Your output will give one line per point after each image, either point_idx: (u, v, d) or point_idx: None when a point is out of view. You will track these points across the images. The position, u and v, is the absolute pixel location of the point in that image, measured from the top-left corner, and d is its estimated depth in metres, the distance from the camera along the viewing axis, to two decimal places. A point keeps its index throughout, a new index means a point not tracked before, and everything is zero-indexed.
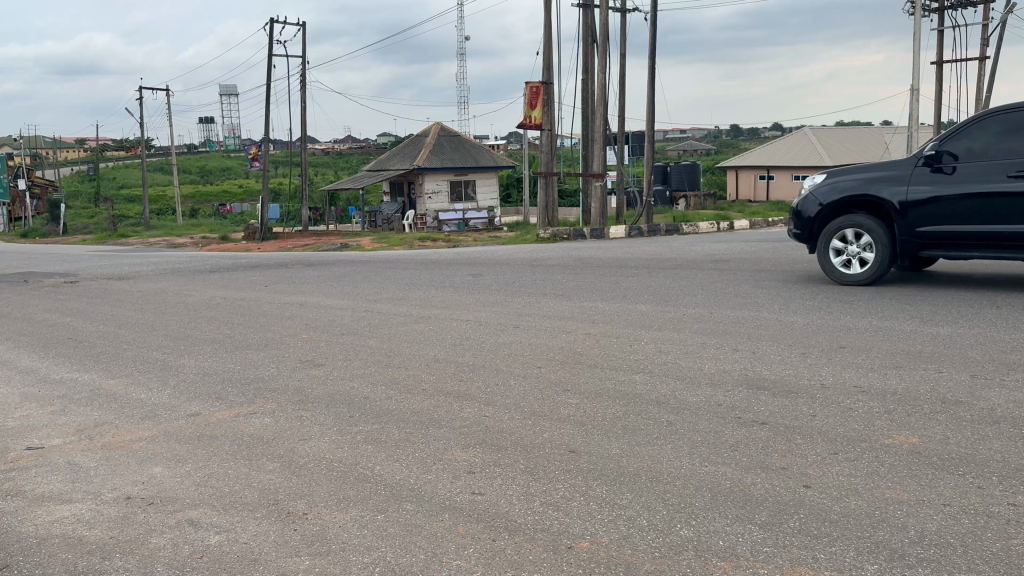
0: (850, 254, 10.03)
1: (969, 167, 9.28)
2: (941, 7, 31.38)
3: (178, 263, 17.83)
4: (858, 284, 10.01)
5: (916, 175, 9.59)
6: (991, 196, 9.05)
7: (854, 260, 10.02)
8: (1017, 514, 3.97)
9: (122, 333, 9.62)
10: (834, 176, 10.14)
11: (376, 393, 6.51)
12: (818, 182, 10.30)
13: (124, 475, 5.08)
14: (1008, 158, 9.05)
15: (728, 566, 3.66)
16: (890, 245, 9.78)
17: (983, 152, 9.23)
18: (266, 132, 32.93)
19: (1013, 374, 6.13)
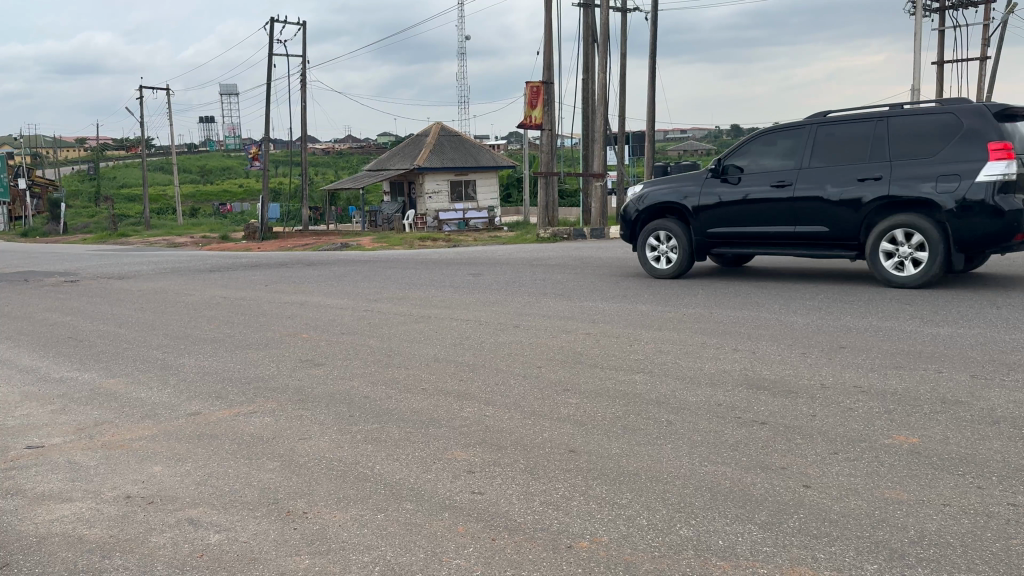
0: (661, 253, 11.58)
1: (748, 177, 10.83)
2: (941, 7, 31.36)
3: (178, 262, 17.84)
4: (670, 277, 11.53)
5: (708, 184, 11.17)
6: (760, 203, 10.62)
7: (664, 258, 11.57)
8: (1017, 514, 3.97)
9: (122, 332, 9.62)
10: (649, 187, 11.69)
11: (376, 392, 6.51)
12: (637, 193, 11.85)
13: (124, 474, 5.08)
14: (774, 170, 10.64)
15: (727, 565, 3.66)
16: (690, 242, 11.33)
17: (765, 166, 10.77)
18: (266, 131, 32.92)
19: (1012, 374, 6.13)
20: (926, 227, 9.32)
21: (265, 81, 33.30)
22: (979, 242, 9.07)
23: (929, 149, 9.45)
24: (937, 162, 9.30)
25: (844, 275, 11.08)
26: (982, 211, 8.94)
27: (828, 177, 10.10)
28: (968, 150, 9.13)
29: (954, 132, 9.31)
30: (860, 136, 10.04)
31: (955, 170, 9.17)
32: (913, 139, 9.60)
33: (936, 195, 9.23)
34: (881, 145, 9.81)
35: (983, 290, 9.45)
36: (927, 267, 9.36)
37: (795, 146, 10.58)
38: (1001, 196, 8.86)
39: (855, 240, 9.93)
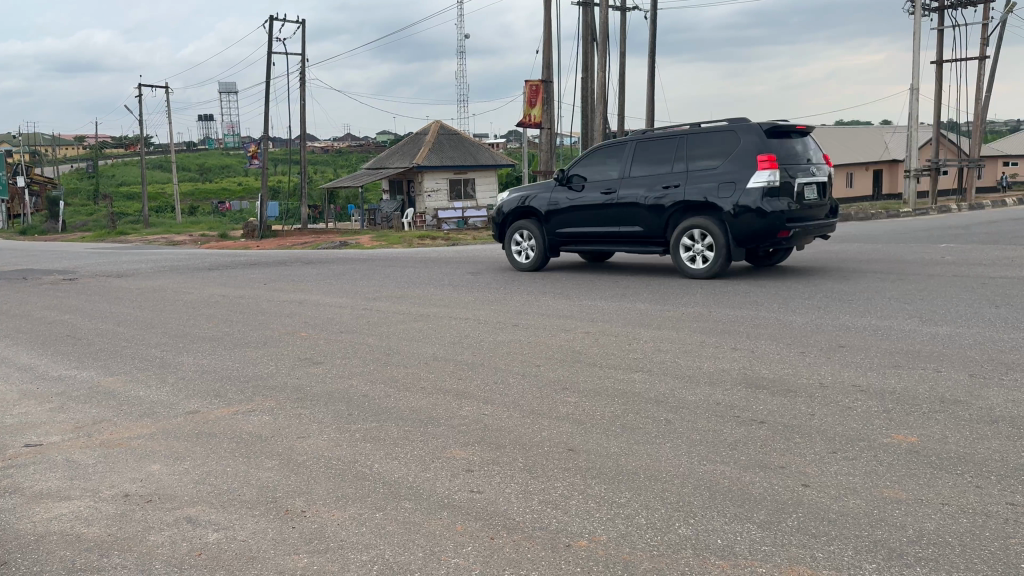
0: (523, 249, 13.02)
1: (587, 184, 12.23)
2: (941, 7, 31.30)
3: (178, 260, 17.88)
4: (532, 270, 12.95)
5: (556, 190, 12.56)
6: (593, 207, 12.05)
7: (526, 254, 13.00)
8: (1016, 513, 3.98)
9: (122, 330, 9.63)
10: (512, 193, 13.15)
11: (375, 391, 6.50)
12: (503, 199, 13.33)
13: (122, 472, 5.08)
14: (603, 178, 12.05)
15: (726, 564, 3.66)
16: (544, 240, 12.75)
17: (600, 173, 12.16)
18: (266, 130, 32.91)
19: (1011, 374, 6.12)
20: (713, 228, 10.86)
21: (265, 79, 33.26)
22: (753, 238, 10.61)
23: (718, 159, 10.96)
24: (719, 173, 10.83)
25: (843, 274, 11.08)
26: (754, 213, 10.47)
27: (643, 184, 11.57)
28: (744, 161, 10.68)
29: (735, 145, 10.84)
30: (666, 148, 11.52)
31: (735, 177, 10.70)
32: (705, 151, 11.11)
33: (717, 199, 10.78)
34: (681, 157, 11.31)
35: (982, 289, 9.45)
36: (714, 261, 10.91)
37: (619, 155, 12.01)
38: (766, 200, 10.43)
39: (663, 238, 11.43)
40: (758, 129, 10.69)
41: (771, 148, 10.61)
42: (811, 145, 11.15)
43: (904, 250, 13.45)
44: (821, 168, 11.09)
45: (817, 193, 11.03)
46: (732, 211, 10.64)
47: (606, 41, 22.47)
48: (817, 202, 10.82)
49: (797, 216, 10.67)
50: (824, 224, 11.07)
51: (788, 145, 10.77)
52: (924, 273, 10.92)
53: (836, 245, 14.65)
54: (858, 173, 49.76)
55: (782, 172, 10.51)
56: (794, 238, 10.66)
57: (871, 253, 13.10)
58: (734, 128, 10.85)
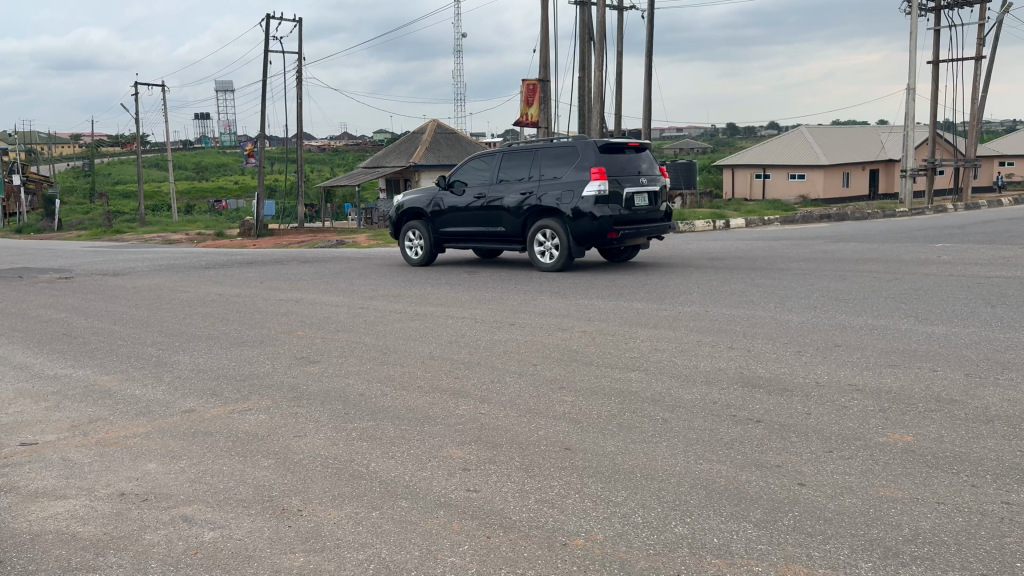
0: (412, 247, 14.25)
1: (464, 189, 13.55)
2: (937, 6, 31.33)
3: (174, 258, 17.82)
4: (418, 266, 14.21)
5: (439, 193, 13.81)
6: (466, 210, 13.40)
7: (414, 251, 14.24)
8: (1011, 512, 3.99)
9: (117, 329, 9.59)
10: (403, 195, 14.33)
11: (372, 390, 6.50)
12: (396, 200, 14.51)
13: (117, 470, 5.07)
14: (475, 184, 13.40)
15: (722, 563, 3.66)
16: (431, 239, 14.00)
17: (475, 179, 13.45)
18: (262, 129, 32.84)
19: (1007, 373, 6.13)
20: (559, 229, 12.29)
21: (262, 77, 33.18)
22: (588, 238, 12.06)
23: (563, 169, 12.41)
24: (563, 181, 12.28)
25: (840, 273, 11.12)
26: (588, 217, 11.92)
27: (505, 190, 12.96)
28: (582, 172, 12.13)
29: (576, 158, 12.28)
30: (523, 160, 12.92)
31: (572, 187, 12.15)
32: (553, 163, 12.52)
33: (561, 205, 12.20)
34: (536, 167, 12.74)
35: (977, 289, 9.47)
36: (559, 258, 12.34)
37: (488, 163, 13.37)
38: (596, 205, 11.87)
39: (522, 238, 12.86)
40: (595, 145, 12.14)
41: (602, 162, 12.08)
42: (646, 158, 12.57)
43: (900, 249, 13.49)
44: (653, 178, 12.54)
45: (650, 199, 12.48)
46: (569, 215, 12.09)
47: (603, 40, 22.49)
48: (647, 208, 12.25)
49: (627, 219, 12.12)
50: (655, 227, 12.50)
51: (620, 159, 12.29)
52: (920, 272, 10.96)
53: (832, 245, 14.69)
54: (855, 173, 49.87)
55: (611, 182, 11.98)
56: (624, 238, 12.11)
57: (868, 253, 13.15)
58: (572, 144, 12.29)
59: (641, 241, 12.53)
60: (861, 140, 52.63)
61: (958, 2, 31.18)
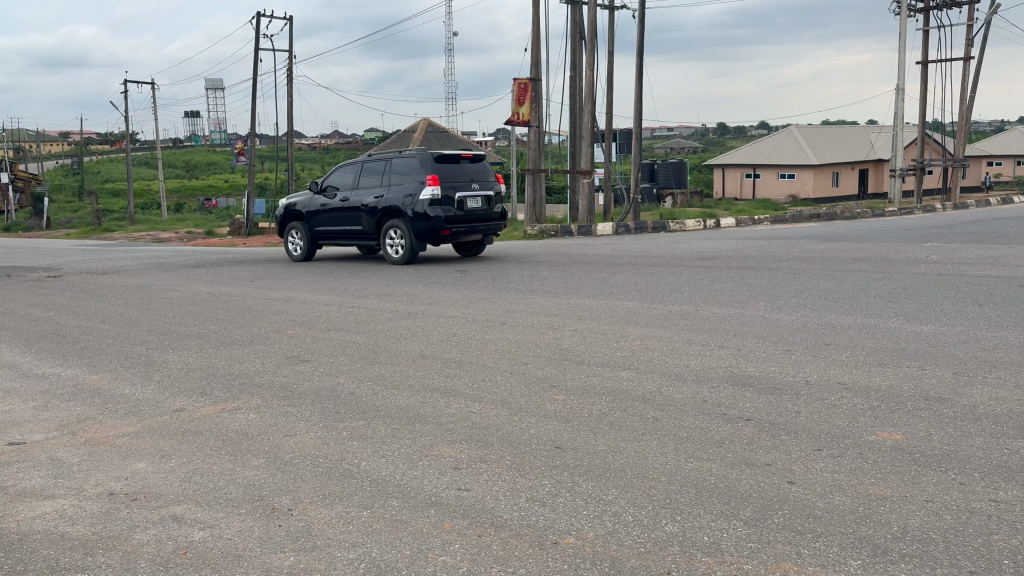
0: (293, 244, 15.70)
1: (333, 192, 15.04)
2: (926, 6, 31.47)
3: (163, 257, 17.72)
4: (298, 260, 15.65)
5: (315, 196, 15.28)
6: (332, 211, 14.91)
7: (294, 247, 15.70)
8: (999, 510, 4.01)
9: (106, 328, 9.53)
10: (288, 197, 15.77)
11: (363, 389, 6.48)
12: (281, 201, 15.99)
13: (106, 470, 5.05)
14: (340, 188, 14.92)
15: (712, 561, 3.67)
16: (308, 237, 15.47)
17: (341, 183, 14.94)
18: (252, 127, 32.68)
19: (994, 372, 6.17)
20: (401, 228, 13.88)
21: (252, 76, 33.01)
22: (424, 236, 13.69)
23: (405, 176, 13.95)
24: (404, 187, 13.84)
25: (830, 272, 11.16)
26: (422, 219, 13.52)
27: (363, 194, 14.50)
28: (419, 179, 13.69)
29: (416, 167, 13.84)
30: (375, 167, 14.46)
31: (410, 191, 13.77)
32: (399, 170, 14.08)
33: (402, 207, 13.81)
34: (385, 173, 14.26)
35: (966, 288, 9.54)
36: (402, 253, 14.04)
37: (350, 169, 14.89)
38: (430, 207, 13.51)
39: (375, 237, 14.40)
40: (429, 155, 13.67)
41: (437, 169, 13.68)
42: (482, 166, 14.15)
43: (890, 248, 13.57)
44: (487, 184, 14.15)
45: (485, 201, 14.11)
46: (409, 216, 13.70)
47: (594, 39, 22.47)
48: (479, 208, 13.84)
49: (460, 219, 13.76)
50: (488, 225, 14.13)
51: (453, 167, 13.83)
52: (909, 271, 11.01)
53: (822, 244, 14.76)
54: (844, 172, 50.11)
55: (444, 187, 13.60)
56: (457, 235, 13.75)
57: (857, 252, 13.21)
58: (412, 153, 13.86)
59: (476, 237, 14.16)
60: (851, 140, 52.86)
61: (946, 3, 31.34)
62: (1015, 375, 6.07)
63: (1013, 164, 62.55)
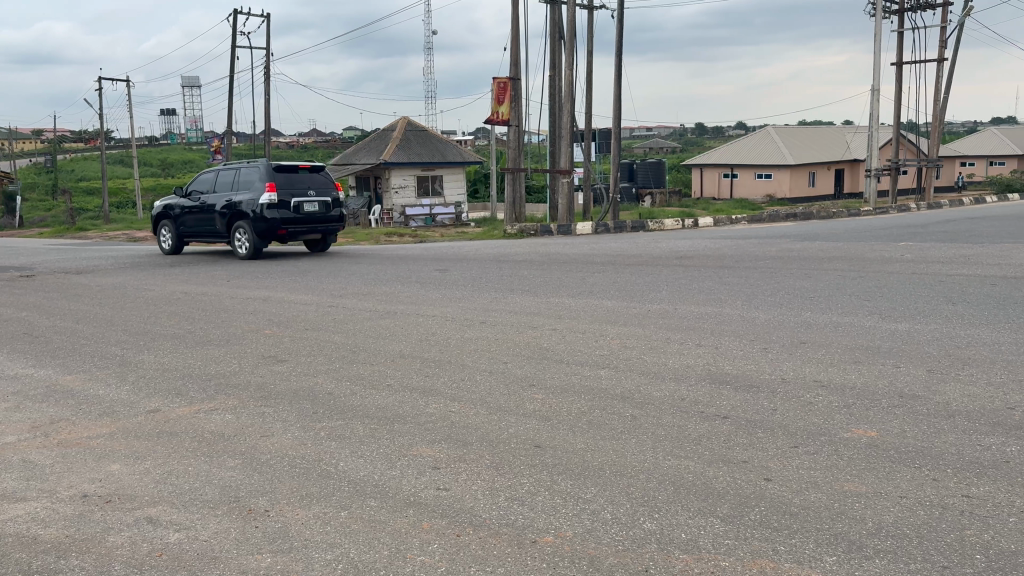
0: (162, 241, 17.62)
1: (194, 196, 17.02)
2: (901, 7, 31.80)
3: (138, 257, 17.48)
4: (167, 255, 17.60)
5: (181, 199, 17.21)
6: (193, 212, 16.88)
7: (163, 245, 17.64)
8: (971, 505, 4.07)
9: (80, 328, 9.40)
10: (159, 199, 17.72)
11: (342, 389, 6.44)
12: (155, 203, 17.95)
13: (79, 472, 4.98)
14: (200, 192, 16.90)
15: (690, 558, 3.69)
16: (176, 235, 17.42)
17: (202, 188, 16.93)
18: (230, 125, 32.38)
19: (967, 369, 6.25)
20: (245, 228, 15.86)
21: (229, 73, 32.70)
22: (265, 236, 15.69)
23: (249, 184, 15.96)
24: (248, 193, 15.85)
25: (806, 271, 11.23)
26: (260, 220, 15.54)
27: (218, 197, 16.45)
28: (260, 186, 15.70)
29: (258, 175, 15.84)
30: (228, 175, 16.46)
31: (252, 196, 15.77)
32: (244, 177, 16.08)
33: (246, 209, 15.80)
34: (235, 180, 16.26)
35: (938, 286, 9.68)
36: (246, 250, 16.02)
37: (207, 176, 16.89)
38: (268, 210, 15.53)
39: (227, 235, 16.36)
40: (269, 165, 15.69)
41: (276, 177, 15.74)
42: (321, 176, 16.29)
43: (866, 247, 13.67)
44: (325, 191, 16.29)
45: (323, 206, 16.24)
46: (250, 217, 15.68)
47: (573, 39, 22.50)
48: (313, 212, 15.93)
49: (297, 220, 15.82)
50: (326, 226, 16.24)
51: (290, 176, 15.90)
52: (884, 270, 11.12)
53: (800, 243, 14.83)
54: (821, 172, 50.56)
55: (281, 193, 15.63)
56: (294, 234, 15.80)
57: (834, 251, 13.31)
58: (255, 163, 15.90)
59: (315, 237, 16.23)
60: (827, 140, 53.35)
61: (920, 4, 31.69)
62: (987, 372, 6.16)
63: (985, 164, 63.54)
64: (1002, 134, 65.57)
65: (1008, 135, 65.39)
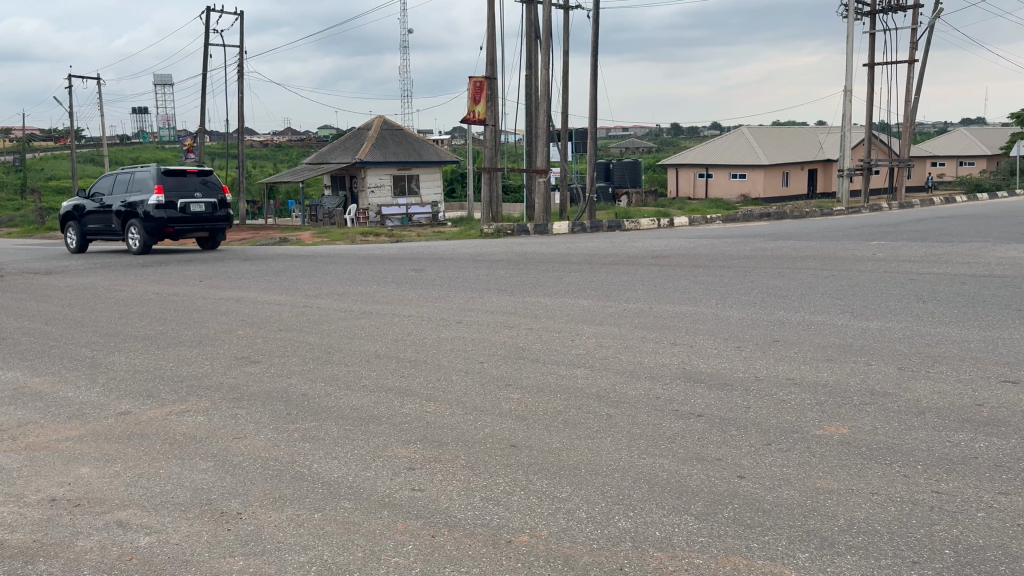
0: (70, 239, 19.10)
1: (96, 197, 18.55)
2: (872, 9, 32.13)
3: (109, 255, 17.25)
4: (73, 250, 19.12)
5: (85, 199, 18.72)
6: (95, 211, 18.40)
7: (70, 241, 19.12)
8: (940, 500, 4.12)
9: (49, 329, 9.26)
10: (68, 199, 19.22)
11: (316, 390, 6.39)
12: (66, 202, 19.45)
13: (48, 475, 4.90)
14: (101, 193, 18.42)
15: (664, 556, 3.70)
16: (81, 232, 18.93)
17: (104, 190, 18.45)
18: (203, 124, 32.07)
19: (937, 366, 6.33)
20: (137, 226, 17.45)
21: (202, 71, 32.35)
22: (153, 234, 17.28)
23: (141, 186, 17.50)
24: (141, 194, 17.40)
25: (780, 270, 11.32)
26: (149, 219, 17.12)
27: (115, 199, 18.02)
28: (150, 188, 17.25)
29: (148, 178, 17.36)
30: (125, 178, 17.98)
31: (143, 197, 17.35)
32: (137, 180, 17.58)
33: (138, 209, 17.37)
34: (130, 182, 17.78)
35: (910, 285, 9.79)
36: (138, 246, 17.63)
37: (108, 178, 18.41)
38: (155, 210, 17.10)
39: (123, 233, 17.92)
40: (157, 169, 17.20)
41: (164, 180, 17.25)
42: (208, 179, 17.78)
43: (838, 246, 13.81)
44: (212, 192, 17.80)
45: (210, 206, 17.75)
46: (141, 216, 17.26)
47: (549, 39, 22.51)
48: (198, 211, 17.47)
49: (183, 219, 17.39)
50: (213, 224, 17.79)
51: (179, 179, 17.40)
52: (858, 269, 11.21)
53: (773, 243, 14.95)
54: (794, 172, 51.04)
55: (168, 195, 17.18)
56: (180, 232, 17.39)
57: (807, 250, 13.42)
58: (146, 167, 17.40)
59: (201, 234, 17.81)
60: (801, 141, 53.89)
61: (891, 6, 32.04)
62: (957, 369, 6.24)
63: (955, 164, 64.54)
64: (971, 134, 66.61)
65: (977, 136, 66.45)
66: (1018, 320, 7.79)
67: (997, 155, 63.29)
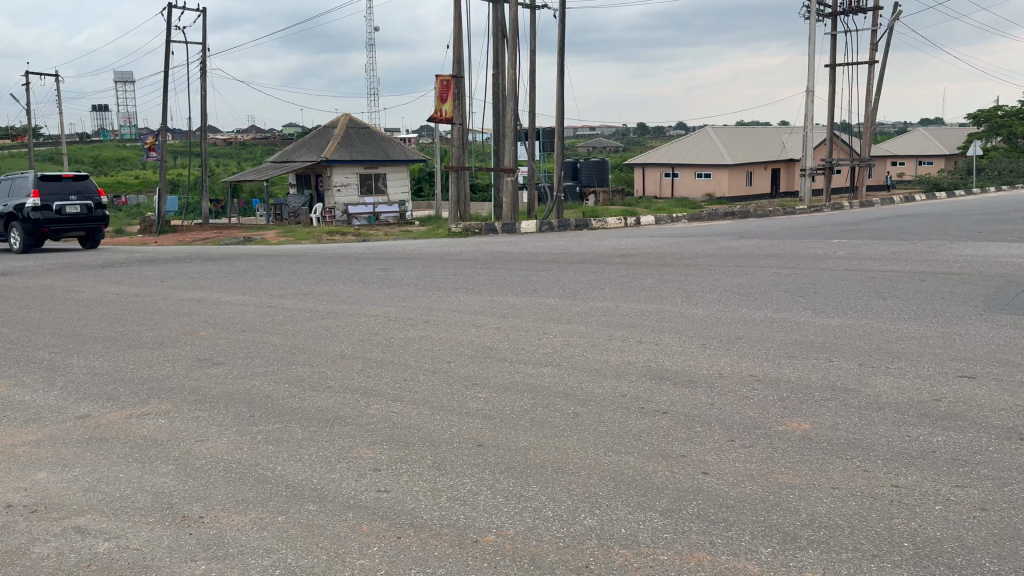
0: None
1: None
2: (833, 11, 32.55)
3: (68, 256, 16.90)
4: None
5: None
6: None
7: None
8: (899, 494, 4.19)
9: (5, 331, 9.05)
10: None
11: (279, 391, 6.32)
12: None
13: (2, 482, 4.78)
14: None
15: (629, 552, 3.72)
16: None
17: None
18: (165, 122, 31.54)
19: (896, 362, 6.45)
20: (17, 229, 18.21)
21: (164, 68, 31.79)
22: (31, 235, 18.03)
23: (21, 191, 18.32)
24: (20, 198, 18.20)
25: (744, 269, 11.44)
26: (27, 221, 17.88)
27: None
28: (28, 192, 18.05)
29: (27, 183, 18.17)
30: (8, 184, 18.79)
31: (23, 201, 18.14)
32: (17, 186, 18.39)
33: (17, 213, 18.15)
34: (13, 188, 18.61)
35: (870, 283, 9.96)
36: (18, 248, 18.39)
37: None
38: (32, 213, 17.86)
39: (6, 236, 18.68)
40: (35, 174, 18.03)
41: (41, 184, 18.05)
42: (85, 183, 18.56)
43: (800, 245, 14.01)
44: (88, 195, 18.56)
45: (86, 208, 18.50)
46: (20, 219, 18.05)
47: (516, 38, 22.50)
48: (74, 213, 18.23)
49: (60, 221, 18.14)
50: (90, 225, 18.54)
51: (56, 183, 18.17)
52: (820, 267, 11.38)
53: (737, 241, 15.15)
54: (758, 172, 51.66)
55: (44, 198, 17.96)
56: (57, 232, 18.13)
57: (770, 249, 13.60)
58: (25, 173, 18.23)
59: (79, 235, 18.57)
60: (764, 140, 54.51)
61: (852, 8, 32.50)
62: (915, 365, 6.36)
63: (914, 164, 65.78)
64: (930, 134, 67.93)
65: (935, 136, 67.78)
66: (973, 316, 7.96)
67: (955, 155, 64.61)
